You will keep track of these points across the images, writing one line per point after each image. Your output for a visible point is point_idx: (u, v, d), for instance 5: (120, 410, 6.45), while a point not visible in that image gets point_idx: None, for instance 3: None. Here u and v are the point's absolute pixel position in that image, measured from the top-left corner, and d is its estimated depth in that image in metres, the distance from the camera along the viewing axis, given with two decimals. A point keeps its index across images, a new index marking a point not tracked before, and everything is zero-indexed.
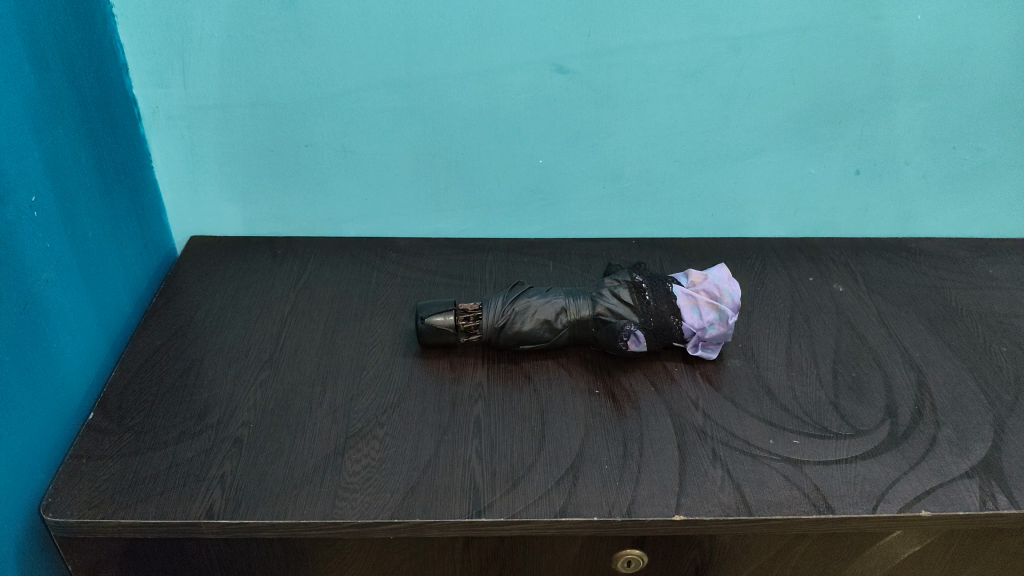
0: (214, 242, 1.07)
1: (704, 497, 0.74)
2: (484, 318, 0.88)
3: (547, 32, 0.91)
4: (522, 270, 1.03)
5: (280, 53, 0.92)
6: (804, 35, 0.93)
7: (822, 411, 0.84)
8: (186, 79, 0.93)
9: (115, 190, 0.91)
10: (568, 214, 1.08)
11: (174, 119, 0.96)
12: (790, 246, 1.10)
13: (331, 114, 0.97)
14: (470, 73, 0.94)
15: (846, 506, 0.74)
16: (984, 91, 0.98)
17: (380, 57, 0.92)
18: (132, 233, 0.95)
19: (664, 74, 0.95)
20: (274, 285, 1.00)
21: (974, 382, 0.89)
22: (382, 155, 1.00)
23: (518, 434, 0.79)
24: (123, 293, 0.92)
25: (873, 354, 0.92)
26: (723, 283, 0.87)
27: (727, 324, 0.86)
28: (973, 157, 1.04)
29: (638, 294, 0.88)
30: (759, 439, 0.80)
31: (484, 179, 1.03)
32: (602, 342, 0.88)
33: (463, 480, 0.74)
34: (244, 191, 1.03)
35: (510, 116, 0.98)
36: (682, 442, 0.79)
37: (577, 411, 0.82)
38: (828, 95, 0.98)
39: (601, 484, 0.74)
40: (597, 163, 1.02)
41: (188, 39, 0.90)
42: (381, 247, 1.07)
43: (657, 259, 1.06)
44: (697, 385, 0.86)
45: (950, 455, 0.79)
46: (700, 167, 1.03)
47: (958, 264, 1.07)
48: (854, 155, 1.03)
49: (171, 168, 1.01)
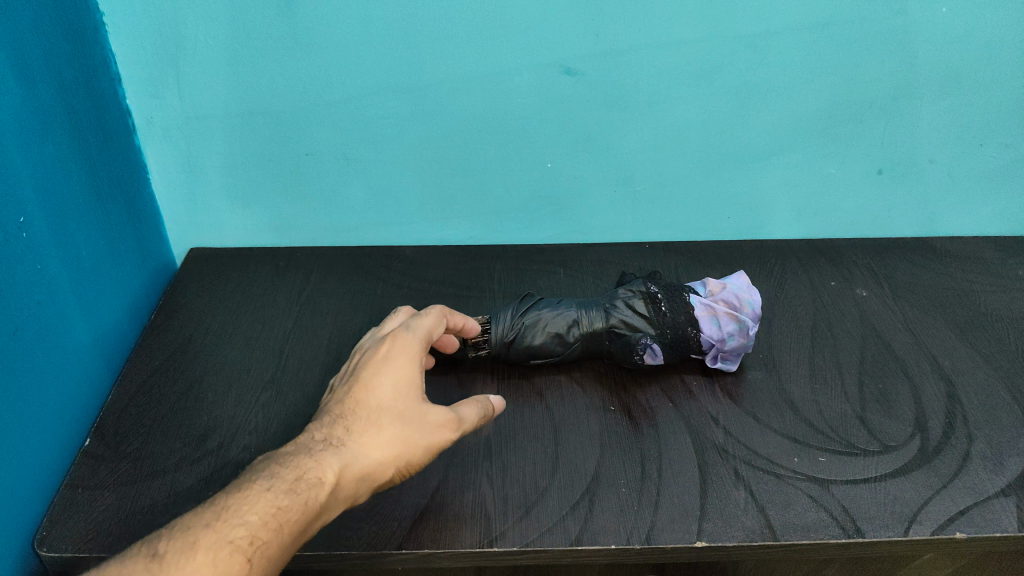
0: (216, 254, 1.05)
1: (726, 522, 0.70)
2: (491, 332, 0.84)
3: (555, 32, 0.86)
4: (532, 279, 1.00)
5: (278, 60, 0.87)
6: (825, 30, 0.88)
7: (848, 426, 0.80)
8: (181, 88, 0.89)
9: (110, 205, 0.88)
10: (579, 218, 1.05)
11: (170, 130, 0.93)
12: (809, 249, 1.07)
13: (332, 121, 0.93)
14: (477, 77, 0.90)
15: (877, 530, 0.70)
16: (1013, 86, 0.93)
17: (381, 62, 0.88)
18: (128, 248, 0.92)
19: (678, 73, 0.90)
20: (276, 299, 0.98)
21: (1007, 392, 0.85)
22: (386, 163, 0.97)
23: (531, 455, 0.76)
24: (119, 312, 0.90)
25: (900, 363, 0.88)
26: (742, 293, 0.83)
27: (748, 335, 0.82)
28: (1001, 154, 0.99)
29: (653, 306, 0.84)
30: (782, 458, 0.76)
31: (493, 185, 1.00)
32: (616, 356, 0.84)
33: (474, 507, 0.71)
34: (244, 201, 1.00)
35: (517, 120, 0.94)
36: (703, 461, 0.76)
37: (591, 430, 0.79)
38: (851, 92, 0.93)
39: (618, 509, 0.71)
40: (607, 167, 0.99)
41: (182, 47, 0.86)
42: (387, 256, 1.05)
43: (672, 266, 1.03)
44: (716, 400, 0.83)
45: (984, 471, 0.76)
46: (716, 168, 0.99)
47: (985, 265, 1.04)
48: (877, 154, 0.99)
49: (168, 179, 0.97)
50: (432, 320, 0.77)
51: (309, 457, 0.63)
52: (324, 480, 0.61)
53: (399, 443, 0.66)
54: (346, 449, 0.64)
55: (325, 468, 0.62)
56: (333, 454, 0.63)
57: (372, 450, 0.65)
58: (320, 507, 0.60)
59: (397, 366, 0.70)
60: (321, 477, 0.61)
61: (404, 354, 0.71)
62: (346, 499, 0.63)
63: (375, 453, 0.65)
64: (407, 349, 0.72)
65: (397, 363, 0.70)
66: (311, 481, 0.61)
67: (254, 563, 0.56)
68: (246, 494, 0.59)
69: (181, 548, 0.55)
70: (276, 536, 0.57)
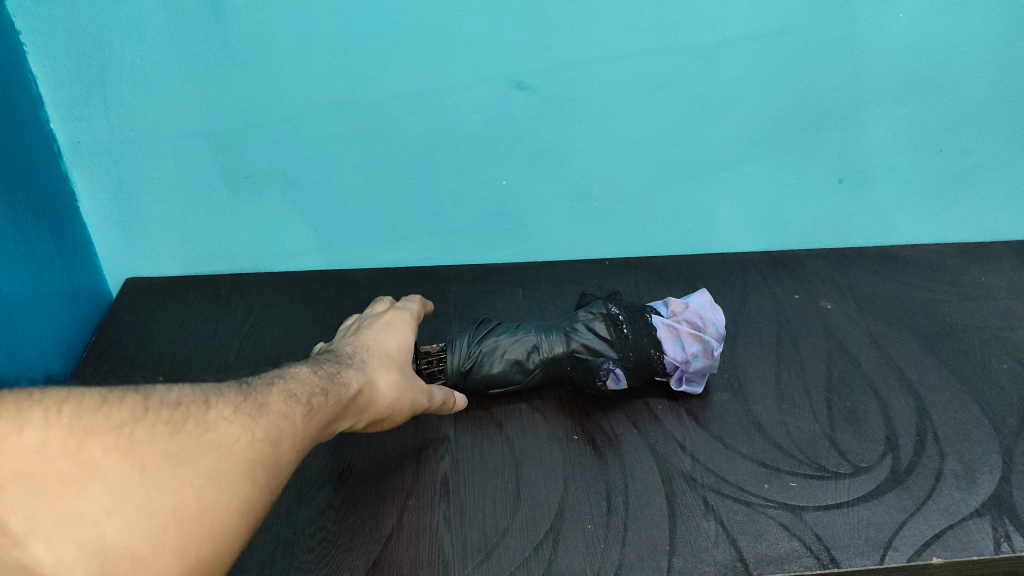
0: (154, 285, 1.00)
1: (696, 557, 0.67)
2: (447, 361, 0.80)
3: (502, 45, 0.82)
4: (489, 302, 0.97)
5: (211, 77, 0.82)
6: (779, 38, 0.85)
7: (818, 447, 0.78)
8: (108, 110, 0.84)
9: (32, 237, 0.82)
10: (536, 237, 1.01)
11: (98, 154, 0.87)
12: (771, 261, 1.05)
13: (272, 142, 0.88)
14: (423, 92, 0.85)
15: (852, 558, 0.67)
16: (970, 91, 0.92)
17: (322, 79, 0.83)
18: (57, 281, 0.86)
19: (631, 86, 0.87)
20: (217, 330, 0.93)
21: (976, 405, 0.83)
22: (332, 184, 0.92)
23: (490, 492, 0.72)
24: (47, 347, 0.84)
25: (867, 379, 0.86)
26: (705, 312, 0.81)
27: (713, 355, 0.79)
28: (960, 161, 0.98)
29: (615, 328, 0.80)
30: (752, 484, 0.74)
31: (445, 205, 0.96)
32: (578, 382, 0.81)
33: (431, 553, 0.67)
34: (183, 227, 0.95)
35: (467, 136, 0.90)
36: (670, 492, 0.73)
37: (553, 461, 0.75)
38: (808, 100, 0.91)
39: (584, 548, 0.67)
40: (564, 183, 0.95)
41: (108, 67, 0.81)
42: (336, 281, 1.01)
43: (633, 283, 1.00)
44: (682, 424, 0.80)
45: (958, 491, 0.73)
46: (674, 182, 0.97)
47: (948, 273, 1.03)
48: (836, 164, 0.97)
49: (98, 206, 0.91)
50: (416, 305, 0.81)
51: (338, 365, 0.63)
52: (353, 385, 0.62)
53: (408, 379, 0.68)
54: (369, 368, 0.66)
55: (353, 378, 0.63)
56: (359, 371, 0.64)
57: (387, 380, 0.66)
58: (345, 407, 0.60)
59: (401, 330, 0.74)
60: (351, 380, 0.62)
61: (403, 323, 0.75)
62: (358, 414, 0.63)
63: (390, 382, 0.66)
64: (405, 320, 0.76)
65: (401, 328, 0.74)
66: (343, 382, 0.61)
67: (311, 419, 0.56)
68: (295, 370, 0.60)
69: (258, 385, 0.55)
70: (324, 409, 0.57)
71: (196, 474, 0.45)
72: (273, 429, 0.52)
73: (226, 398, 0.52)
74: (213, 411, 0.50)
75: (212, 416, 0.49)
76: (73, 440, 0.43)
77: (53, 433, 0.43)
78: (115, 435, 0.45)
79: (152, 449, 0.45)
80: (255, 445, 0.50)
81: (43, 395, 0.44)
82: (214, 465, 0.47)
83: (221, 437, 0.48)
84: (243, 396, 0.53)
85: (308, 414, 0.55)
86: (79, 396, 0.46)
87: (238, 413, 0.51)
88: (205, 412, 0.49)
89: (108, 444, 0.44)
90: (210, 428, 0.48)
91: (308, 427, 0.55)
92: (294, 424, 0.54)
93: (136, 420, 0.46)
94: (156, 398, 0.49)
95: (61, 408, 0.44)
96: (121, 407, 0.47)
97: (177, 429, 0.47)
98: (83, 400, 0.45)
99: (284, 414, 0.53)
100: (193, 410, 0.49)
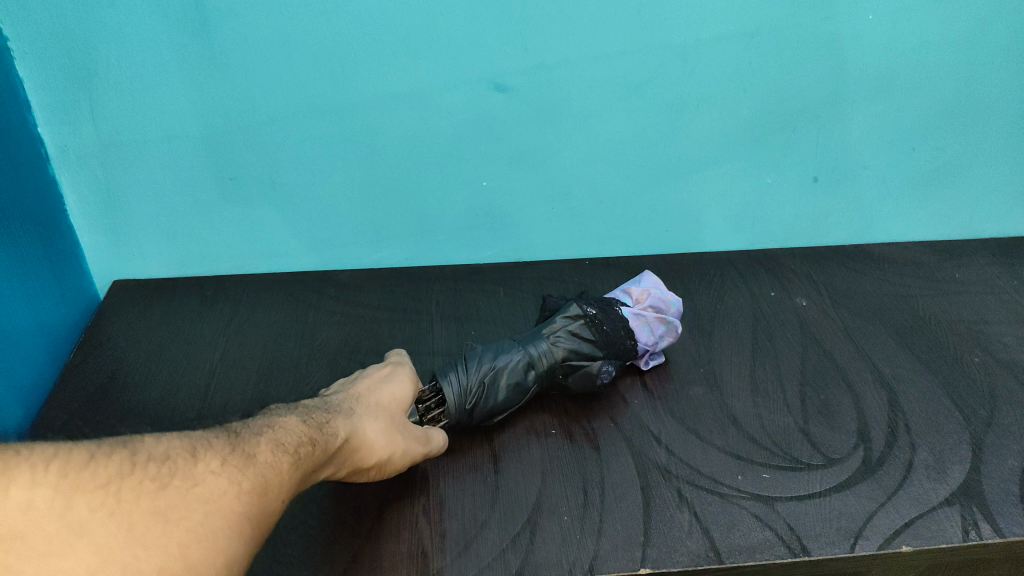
0: (142, 286, 1.01)
1: (671, 547, 0.68)
2: (450, 403, 0.75)
3: (482, 47, 0.84)
4: (471, 302, 0.99)
5: (196, 81, 0.83)
6: (754, 39, 0.87)
7: (791, 440, 0.79)
8: (95, 114, 0.85)
9: (21, 242, 0.83)
10: (518, 237, 1.03)
11: (86, 158, 0.88)
12: (749, 259, 1.07)
13: (256, 145, 0.89)
14: (404, 94, 0.87)
15: (823, 548, 0.68)
16: (941, 90, 0.94)
17: (306, 83, 0.85)
18: (45, 285, 0.88)
19: (609, 86, 0.89)
20: (203, 331, 0.95)
21: (949, 399, 0.84)
22: (316, 186, 0.94)
23: (469, 487, 0.74)
24: (36, 351, 0.85)
25: (841, 372, 0.88)
26: (665, 295, 0.86)
27: (676, 332, 0.86)
28: (934, 158, 1.00)
29: (595, 328, 0.82)
30: (726, 476, 0.75)
31: (426, 207, 0.98)
32: (572, 389, 0.81)
33: (411, 545, 0.68)
34: (170, 230, 0.96)
35: (448, 137, 0.91)
36: (646, 484, 0.74)
37: (532, 455, 0.77)
38: (783, 100, 0.93)
39: (560, 539, 0.69)
40: (545, 183, 0.97)
41: (95, 71, 0.82)
42: (319, 281, 1.02)
43: (612, 281, 1.02)
44: (659, 418, 0.81)
45: (928, 481, 0.75)
46: (652, 182, 0.98)
47: (924, 270, 1.05)
48: (812, 162, 0.98)
49: (85, 210, 0.93)
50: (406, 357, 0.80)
51: (327, 414, 0.64)
52: (339, 434, 0.63)
53: (397, 428, 0.69)
54: (358, 415, 0.67)
55: (339, 427, 0.63)
56: (345, 419, 0.65)
57: (374, 431, 0.66)
58: (331, 455, 0.61)
59: (400, 382, 0.73)
60: (337, 429, 0.63)
61: (405, 374, 0.75)
62: (340, 462, 0.64)
63: (377, 433, 0.66)
64: (408, 372, 0.75)
65: (400, 377, 0.74)
66: (330, 431, 0.62)
67: (298, 469, 0.56)
68: (283, 418, 0.60)
69: (246, 433, 0.56)
70: (310, 458, 0.58)
71: (182, 532, 0.46)
72: (260, 481, 0.52)
73: (214, 449, 0.53)
74: (201, 465, 0.51)
75: (200, 470, 0.50)
76: (59, 499, 0.45)
77: (38, 491, 0.44)
78: (100, 495, 0.46)
79: (137, 508, 0.46)
80: (242, 499, 0.50)
81: (31, 451, 0.46)
82: (201, 523, 0.47)
83: (209, 492, 0.49)
84: (230, 446, 0.53)
85: (295, 464, 0.56)
86: (65, 452, 0.47)
87: (227, 464, 0.51)
88: (193, 465, 0.50)
89: (92, 504, 0.45)
90: (197, 483, 0.49)
91: (294, 477, 0.56)
92: (281, 473, 0.54)
93: (121, 477, 0.47)
94: (143, 451, 0.50)
95: (47, 467, 0.45)
96: (107, 464, 0.48)
97: (164, 485, 0.48)
98: (69, 457, 0.47)
99: (272, 465, 0.54)
100: (180, 463, 0.50)
